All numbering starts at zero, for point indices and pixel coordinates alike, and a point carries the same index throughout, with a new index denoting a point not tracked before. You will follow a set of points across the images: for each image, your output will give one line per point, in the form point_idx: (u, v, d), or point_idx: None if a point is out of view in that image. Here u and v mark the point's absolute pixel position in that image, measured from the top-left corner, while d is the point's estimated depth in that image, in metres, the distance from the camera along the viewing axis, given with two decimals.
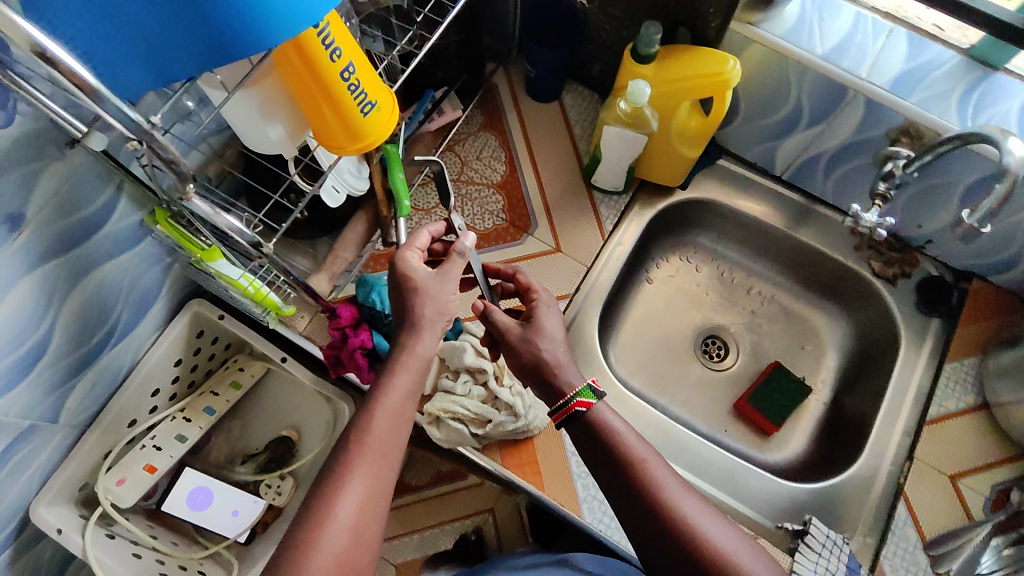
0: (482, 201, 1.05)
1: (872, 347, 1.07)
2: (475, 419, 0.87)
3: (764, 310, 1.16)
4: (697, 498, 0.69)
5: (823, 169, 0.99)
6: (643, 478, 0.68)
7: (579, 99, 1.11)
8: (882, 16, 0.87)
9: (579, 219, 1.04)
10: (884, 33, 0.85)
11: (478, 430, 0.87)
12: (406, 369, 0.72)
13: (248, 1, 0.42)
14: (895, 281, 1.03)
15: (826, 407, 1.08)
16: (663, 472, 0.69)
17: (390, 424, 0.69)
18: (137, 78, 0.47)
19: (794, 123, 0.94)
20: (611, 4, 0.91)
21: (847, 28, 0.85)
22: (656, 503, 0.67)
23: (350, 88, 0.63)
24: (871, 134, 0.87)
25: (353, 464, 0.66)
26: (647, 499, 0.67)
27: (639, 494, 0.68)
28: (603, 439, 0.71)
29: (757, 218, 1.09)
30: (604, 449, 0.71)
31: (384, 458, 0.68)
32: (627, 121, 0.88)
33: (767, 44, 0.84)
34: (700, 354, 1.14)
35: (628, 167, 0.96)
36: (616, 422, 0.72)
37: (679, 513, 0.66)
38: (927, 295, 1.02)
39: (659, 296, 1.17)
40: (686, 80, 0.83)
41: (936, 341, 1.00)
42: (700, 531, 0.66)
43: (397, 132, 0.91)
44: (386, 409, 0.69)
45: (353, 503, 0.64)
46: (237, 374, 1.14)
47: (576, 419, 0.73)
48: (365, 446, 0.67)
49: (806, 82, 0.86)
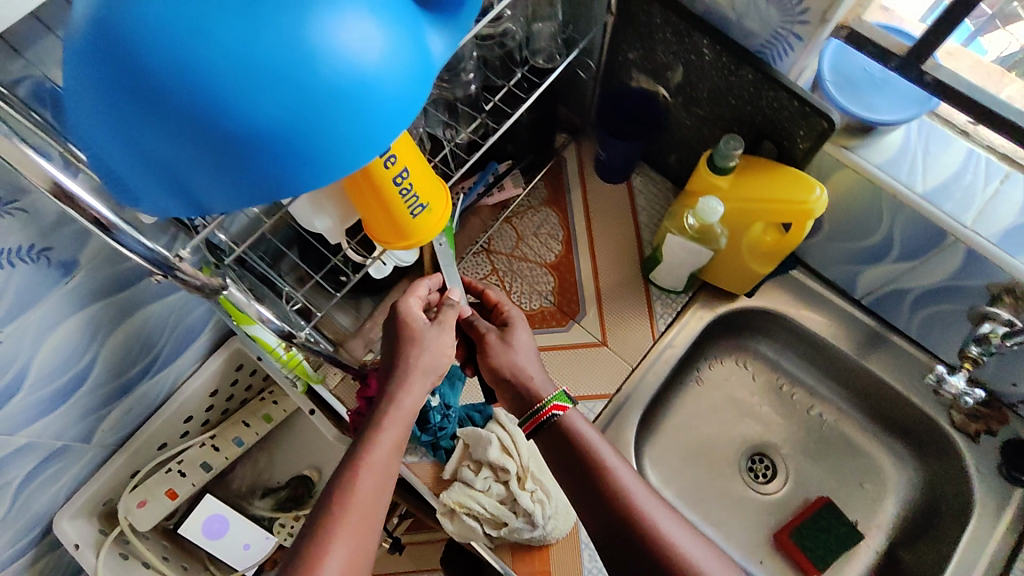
0: (532, 280, 1.01)
1: (941, 504, 0.95)
2: (490, 519, 0.83)
3: (824, 436, 1.06)
4: (665, 507, 0.70)
5: (909, 306, 0.91)
6: (608, 486, 0.70)
7: (649, 185, 1.05)
8: (998, 157, 0.78)
9: (631, 313, 0.99)
10: (999, 176, 0.77)
11: (492, 531, 0.83)
12: (401, 419, 0.70)
13: (290, 147, 0.41)
14: (978, 439, 0.93)
15: (878, 557, 0.97)
16: (630, 479, 0.71)
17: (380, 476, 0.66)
18: (161, 199, 0.44)
19: (883, 253, 0.86)
20: (694, 103, 0.86)
21: (956, 165, 0.77)
22: (623, 510, 0.69)
23: (401, 191, 0.62)
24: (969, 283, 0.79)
25: (340, 515, 0.63)
26: (614, 501, 0.70)
27: (607, 501, 0.70)
28: (569, 448, 0.74)
29: (824, 338, 1.01)
30: (573, 456, 0.73)
31: (371, 514, 0.65)
32: (694, 235, 0.83)
33: (860, 172, 0.77)
34: (745, 473, 1.04)
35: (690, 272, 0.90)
36: (585, 430, 0.75)
37: (645, 515, 0.68)
38: (1012, 459, 0.91)
39: (705, 399, 1.08)
40: (762, 203, 0.78)
41: (1016, 513, 0.89)
42: (667, 540, 0.67)
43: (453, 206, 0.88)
44: (377, 459, 0.67)
45: (340, 562, 0.61)
46: (270, 408, 1.15)
47: (548, 427, 0.76)
48: (357, 498, 0.64)
49: (901, 218, 0.79)
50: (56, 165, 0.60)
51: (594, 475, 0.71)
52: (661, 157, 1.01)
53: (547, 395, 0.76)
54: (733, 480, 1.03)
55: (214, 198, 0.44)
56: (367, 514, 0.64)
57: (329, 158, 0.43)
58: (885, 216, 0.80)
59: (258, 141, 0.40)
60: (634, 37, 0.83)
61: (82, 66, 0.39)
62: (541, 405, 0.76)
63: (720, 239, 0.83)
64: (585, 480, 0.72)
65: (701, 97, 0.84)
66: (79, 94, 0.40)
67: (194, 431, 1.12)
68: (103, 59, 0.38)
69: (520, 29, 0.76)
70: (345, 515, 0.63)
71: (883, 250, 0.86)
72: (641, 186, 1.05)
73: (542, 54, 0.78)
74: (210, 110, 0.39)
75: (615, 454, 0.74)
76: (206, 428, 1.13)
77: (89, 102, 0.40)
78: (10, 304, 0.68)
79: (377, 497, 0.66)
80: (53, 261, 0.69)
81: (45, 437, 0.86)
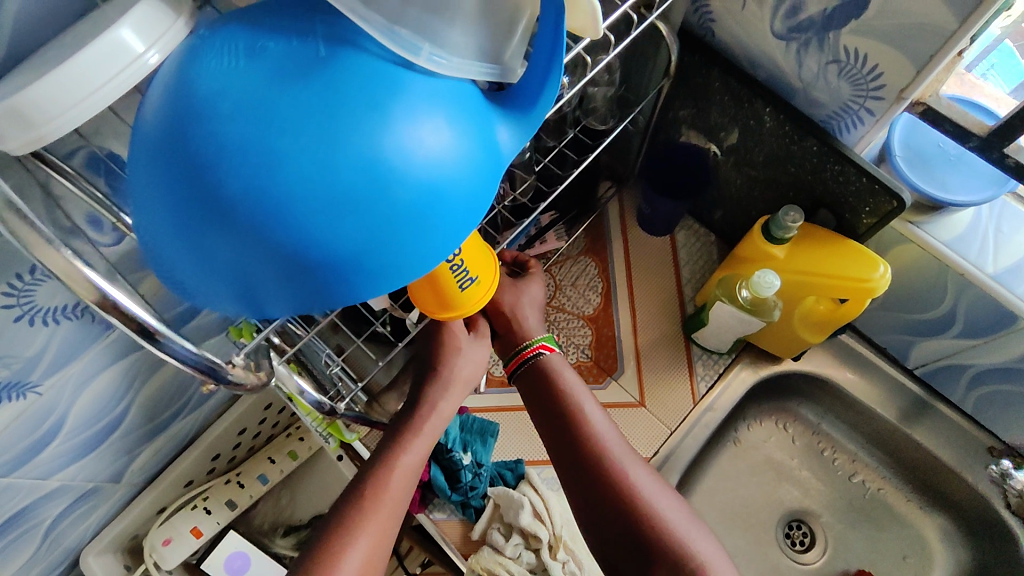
0: (569, 333, 0.98)
1: None
2: None
3: (868, 504, 1.01)
4: (640, 461, 0.70)
5: (967, 381, 0.87)
6: (585, 434, 0.70)
7: (693, 238, 1.02)
8: None
9: (671, 373, 0.96)
10: None
11: None
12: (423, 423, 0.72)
13: (357, 251, 0.39)
14: None
15: None
16: (610, 433, 0.71)
17: (402, 481, 0.69)
18: (216, 301, 0.42)
19: (943, 328, 0.82)
20: (747, 164, 0.83)
21: None
22: (599, 460, 0.69)
23: (453, 267, 0.60)
24: None
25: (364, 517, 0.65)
26: (591, 451, 0.69)
27: (584, 450, 0.70)
28: (550, 392, 0.73)
29: (871, 407, 0.98)
30: (554, 395, 0.73)
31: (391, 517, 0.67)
32: (748, 306, 0.80)
33: (927, 248, 0.74)
34: (782, 539, 1.00)
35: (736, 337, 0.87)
36: (567, 374, 0.74)
37: (622, 469, 0.68)
38: None
39: (744, 460, 1.03)
40: (819, 277, 0.74)
41: None
42: (639, 494, 0.67)
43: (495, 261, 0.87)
44: (401, 472, 0.69)
45: (360, 554, 0.64)
46: (295, 445, 1.14)
47: (531, 368, 0.75)
48: (380, 502, 0.67)
49: (967, 298, 0.75)
50: (108, 229, 0.59)
51: (571, 421, 0.71)
52: (707, 212, 0.99)
53: (536, 334, 0.75)
54: (770, 547, 0.99)
55: (272, 301, 0.41)
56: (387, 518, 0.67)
57: (393, 265, 0.41)
58: (948, 293, 0.77)
59: (323, 250, 0.39)
60: (689, 97, 0.81)
61: (150, 170, 0.38)
62: (526, 346, 0.75)
63: (774, 312, 0.79)
64: (563, 422, 0.71)
65: (755, 161, 0.81)
66: (144, 196, 0.39)
67: (220, 467, 1.11)
68: (172, 165, 0.37)
69: (576, 94, 0.73)
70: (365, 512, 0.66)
71: (942, 325, 0.82)
72: (684, 240, 1.02)
73: (596, 115, 0.77)
74: (277, 220, 0.37)
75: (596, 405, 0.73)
76: (232, 464, 1.13)
77: (154, 205, 0.39)
78: (52, 359, 0.67)
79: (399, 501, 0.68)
80: (96, 316, 0.68)
81: (79, 479, 0.86)
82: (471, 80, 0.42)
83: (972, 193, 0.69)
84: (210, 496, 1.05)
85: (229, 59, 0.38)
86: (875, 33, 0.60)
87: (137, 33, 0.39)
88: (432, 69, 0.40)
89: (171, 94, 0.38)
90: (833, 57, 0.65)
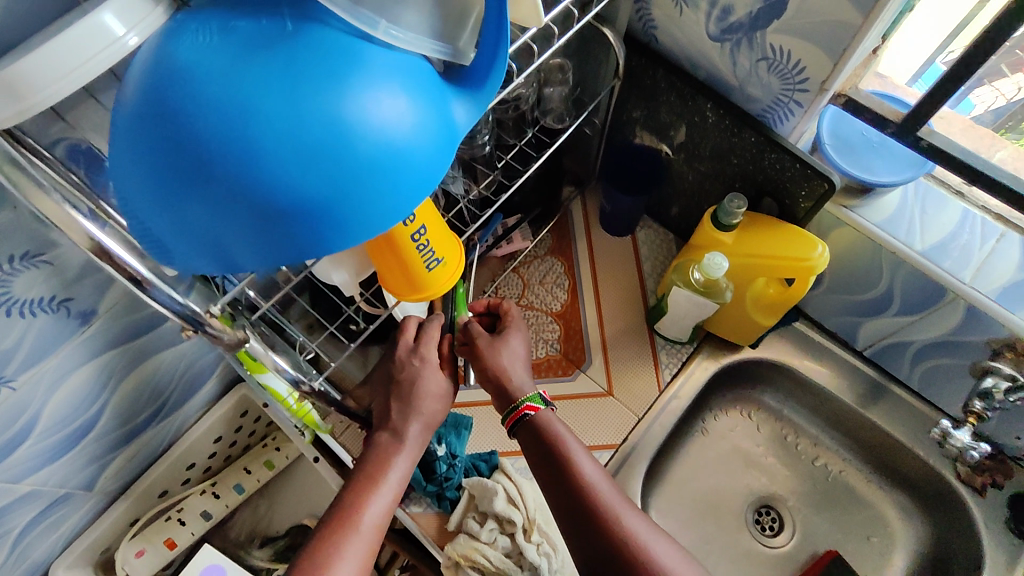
0: (538, 328, 1.02)
1: (951, 560, 0.94)
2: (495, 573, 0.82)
3: (830, 488, 1.05)
4: (635, 511, 0.71)
5: (911, 357, 0.92)
6: (575, 481, 0.71)
7: (652, 236, 1.08)
8: (993, 216, 0.80)
9: (636, 362, 1.00)
10: (993, 235, 0.80)
11: None
12: (398, 460, 0.73)
13: (321, 205, 0.43)
14: (984, 492, 0.92)
15: None
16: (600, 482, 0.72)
17: (379, 513, 0.69)
18: (192, 261, 0.45)
19: (883, 306, 0.88)
20: (696, 159, 0.89)
21: (952, 225, 0.80)
22: (590, 507, 0.69)
23: (419, 246, 0.64)
24: (969, 339, 0.81)
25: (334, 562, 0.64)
26: (581, 499, 0.70)
27: (575, 497, 0.71)
28: (543, 443, 0.74)
29: (829, 389, 1.02)
30: (549, 452, 0.74)
31: (367, 548, 0.67)
32: (700, 288, 0.85)
33: (860, 229, 0.80)
34: (751, 524, 1.02)
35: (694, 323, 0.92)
36: (559, 427, 0.75)
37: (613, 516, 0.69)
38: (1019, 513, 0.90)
39: (712, 448, 1.07)
40: (764, 259, 0.80)
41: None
42: (639, 544, 0.67)
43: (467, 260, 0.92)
44: (377, 507, 0.69)
45: None
46: (272, 454, 1.15)
47: (523, 422, 0.77)
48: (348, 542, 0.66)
49: (902, 275, 0.81)
50: None
51: (564, 471, 0.72)
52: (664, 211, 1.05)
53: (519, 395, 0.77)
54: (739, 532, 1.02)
55: (244, 257, 0.45)
56: (364, 546, 0.67)
57: (356, 218, 0.45)
58: (885, 271, 0.82)
59: (292, 203, 0.42)
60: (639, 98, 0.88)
61: (129, 135, 0.42)
62: (515, 404, 0.77)
63: (726, 292, 0.84)
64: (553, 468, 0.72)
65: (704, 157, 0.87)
66: (125, 162, 0.42)
67: (196, 479, 1.11)
68: (149, 127, 0.41)
69: (532, 93, 0.80)
70: (345, 546, 0.66)
71: (882, 303, 0.87)
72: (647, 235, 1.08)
73: (553, 114, 0.83)
74: (249, 175, 0.41)
75: (587, 455, 0.74)
76: (208, 474, 1.12)
77: (131, 162, 0.42)
78: (28, 352, 0.69)
79: (374, 530, 0.68)
80: (73, 310, 0.70)
81: (50, 484, 0.86)
82: (423, 55, 0.47)
83: (893, 173, 0.76)
84: (186, 506, 1.05)
85: (202, 36, 0.42)
86: (794, 30, 0.68)
87: (117, 18, 0.43)
88: (388, 41, 0.45)
89: (150, 67, 0.42)
90: (761, 54, 0.72)
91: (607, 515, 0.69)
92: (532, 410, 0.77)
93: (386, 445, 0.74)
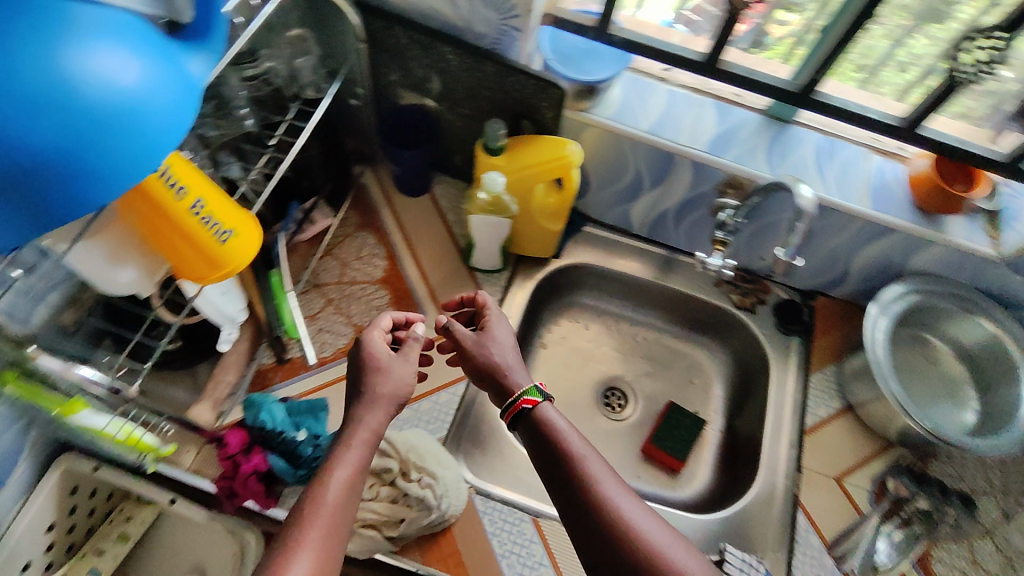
0: (367, 299, 1.05)
1: (750, 371, 1.14)
2: (386, 521, 0.84)
3: (653, 352, 1.22)
4: (632, 497, 0.68)
5: (673, 219, 1.11)
6: (574, 472, 0.70)
7: (446, 189, 1.17)
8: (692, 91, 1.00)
9: (465, 297, 1.08)
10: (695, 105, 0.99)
11: (393, 532, 0.84)
12: (351, 448, 0.69)
13: (68, 167, 0.44)
14: (755, 309, 1.14)
15: (722, 433, 1.13)
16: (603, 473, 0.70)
17: (338, 496, 0.64)
18: None
19: (638, 186, 1.04)
20: (459, 104, 0.99)
21: (664, 105, 0.98)
22: (590, 495, 0.67)
23: (203, 220, 0.64)
24: (703, 189, 1.00)
25: (301, 540, 0.60)
26: (595, 483, 0.68)
27: (586, 486, 0.68)
28: (544, 436, 0.74)
29: (624, 273, 1.18)
30: (549, 447, 0.73)
31: (331, 540, 0.61)
32: (490, 208, 0.96)
33: (599, 126, 0.95)
34: (602, 406, 1.15)
35: (500, 246, 1.03)
36: (559, 421, 0.75)
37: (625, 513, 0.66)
38: (783, 316, 1.12)
39: (552, 356, 1.19)
40: (531, 167, 0.92)
41: (799, 357, 1.09)
42: (632, 526, 0.65)
43: (275, 252, 0.96)
44: (338, 485, 0.65)
45: None
46: (124, 525, 0.93)
47: (524, 417, 0.77)
48: (312, 525, 0.61)
49: (639, 155, 0.98)
50: None
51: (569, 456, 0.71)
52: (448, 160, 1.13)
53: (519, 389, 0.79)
54: (596, 417, 1.14)
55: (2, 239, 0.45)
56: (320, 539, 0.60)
57: (113, 162, 0.46)
58: (626, 156, 0.99)
59: (36, 166, 0.42)
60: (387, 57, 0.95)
61: None
62: (517, 397, 0.79)
63: (510, 206, 0.96)
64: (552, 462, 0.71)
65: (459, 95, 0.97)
66: None
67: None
68: None
69: (283, 68, 0.84)
70: (309, 542, 0.60)
71: (634, 184, 1.04)
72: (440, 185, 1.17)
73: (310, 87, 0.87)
74: None
75: (589, 444, 0.74)
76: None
77: None
78: None
79: (336, 522, 0.63)
80: None
81: None
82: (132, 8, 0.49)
83: (603, 70, 0.91)
84: None
85: None
86: None
87: None
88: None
89: None
90: None
91: (611, 498, 0.67)
92: (532, 402, 0.78)
93: (346, 436, 0.70)
